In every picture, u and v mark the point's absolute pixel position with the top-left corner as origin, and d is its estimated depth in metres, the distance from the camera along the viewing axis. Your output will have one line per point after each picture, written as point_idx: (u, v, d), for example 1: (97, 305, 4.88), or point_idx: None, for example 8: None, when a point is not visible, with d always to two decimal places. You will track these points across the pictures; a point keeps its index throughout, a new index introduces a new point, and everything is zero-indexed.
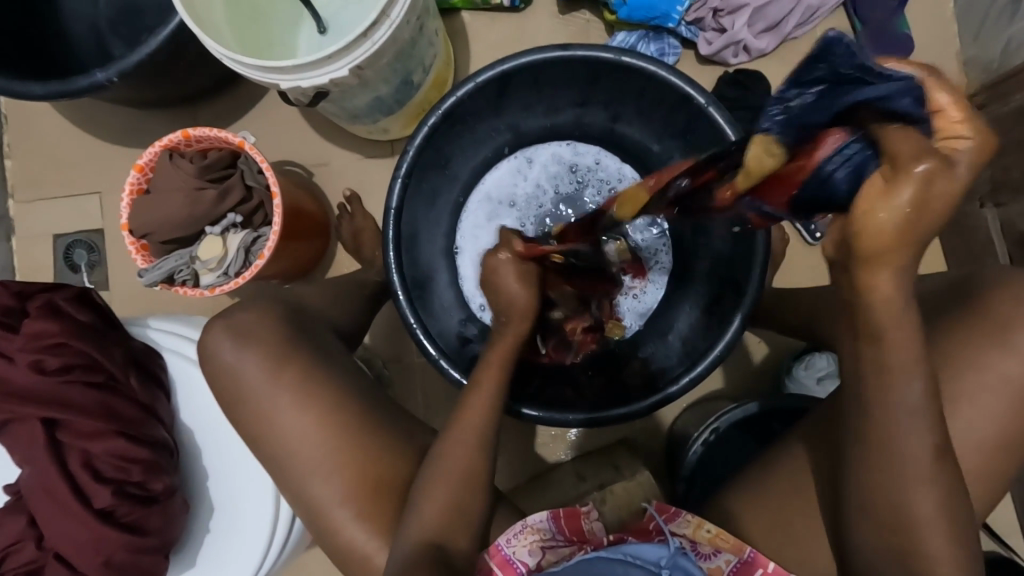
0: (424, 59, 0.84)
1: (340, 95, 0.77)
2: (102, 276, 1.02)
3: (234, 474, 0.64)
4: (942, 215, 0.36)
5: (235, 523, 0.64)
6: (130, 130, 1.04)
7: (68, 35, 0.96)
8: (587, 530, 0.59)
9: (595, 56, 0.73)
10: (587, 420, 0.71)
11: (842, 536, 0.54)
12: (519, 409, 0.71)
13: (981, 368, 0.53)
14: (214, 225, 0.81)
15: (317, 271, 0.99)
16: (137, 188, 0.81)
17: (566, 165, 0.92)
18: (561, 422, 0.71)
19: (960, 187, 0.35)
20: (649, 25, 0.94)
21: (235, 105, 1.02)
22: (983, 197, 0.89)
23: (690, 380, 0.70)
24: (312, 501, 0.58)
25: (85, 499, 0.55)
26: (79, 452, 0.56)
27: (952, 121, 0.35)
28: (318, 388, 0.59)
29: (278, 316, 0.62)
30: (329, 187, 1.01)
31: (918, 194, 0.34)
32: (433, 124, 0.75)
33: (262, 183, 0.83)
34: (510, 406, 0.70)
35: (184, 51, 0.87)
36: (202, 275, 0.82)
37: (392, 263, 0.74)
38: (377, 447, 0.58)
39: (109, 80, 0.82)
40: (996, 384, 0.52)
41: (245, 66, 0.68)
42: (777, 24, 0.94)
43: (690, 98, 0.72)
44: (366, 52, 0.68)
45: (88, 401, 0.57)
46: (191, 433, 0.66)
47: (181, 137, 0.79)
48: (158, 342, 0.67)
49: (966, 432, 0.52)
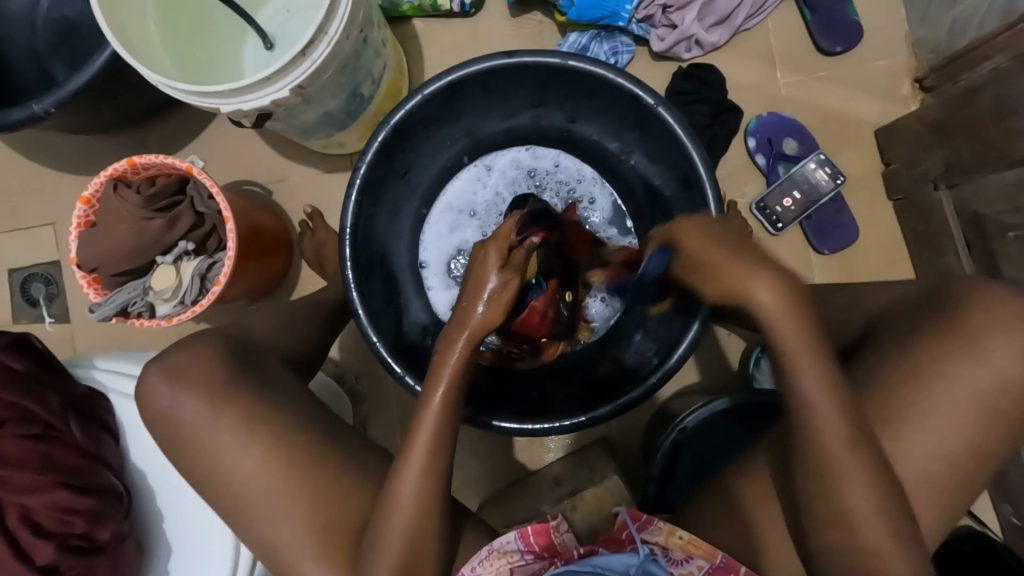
0: (372, 71, 0.82)
1: (286, 113, 0.75)
2: (62, 309, 0.99)
3: (188, 512, 0.65)
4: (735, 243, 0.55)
5: (194, 561, 0.64)
6: (83, 156, 1.01)
7: (8, 63, 0.93)
8: (559, 543, 0.57)
9: (542, 60, 0.72)
10: (584, 424, 0.69)
11: (797, 534, 0.55)
12: (489, 422, 0.69)
13: (942, 360, 0.53)
14: (166, 255, 0.80)
15: (282, 291, 0.98)
16: (84, 221, 0.79)
17: (525, 169, 0.91)
18: (546, 431, 0.69)
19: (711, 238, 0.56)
20: (599, 25, 0.94)
21: (188, 126, 1.00)
22: (937, 179, 0.90)
23: (657, 379, 0.69)
24: (269, 533, 0.57)
25: (25, 556, 0.54)
26: (17, 508, 0.55)
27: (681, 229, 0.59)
28: (265, 422, 0.58)
29: (219, 353, 0.60)
30: (289, 205, 0.99)
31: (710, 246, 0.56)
32: (383, 138, 0.73)
33: (213, 209, 0.82)
34: (477, 417, 0.69)
35: (125, 76, 0.84)
36: (158, 306, 0.80)
37: (349, 282, 0.72)
38: (337, 482, 0.57)
39: (46, 111, 0.79)
40: (953, 375, 0.53)
41: (181, 91, 0.66)
42: (727, 18, 0.95)
43: (640, 99, 0.72)
44: (306, 70, 0.67)
45: (25, 453, 0.56)
46: (140, 473, 0.67)
47: (126, 165, 0.77)
48: (105, 386, 0.70)
49: (928, 425, 0.53)
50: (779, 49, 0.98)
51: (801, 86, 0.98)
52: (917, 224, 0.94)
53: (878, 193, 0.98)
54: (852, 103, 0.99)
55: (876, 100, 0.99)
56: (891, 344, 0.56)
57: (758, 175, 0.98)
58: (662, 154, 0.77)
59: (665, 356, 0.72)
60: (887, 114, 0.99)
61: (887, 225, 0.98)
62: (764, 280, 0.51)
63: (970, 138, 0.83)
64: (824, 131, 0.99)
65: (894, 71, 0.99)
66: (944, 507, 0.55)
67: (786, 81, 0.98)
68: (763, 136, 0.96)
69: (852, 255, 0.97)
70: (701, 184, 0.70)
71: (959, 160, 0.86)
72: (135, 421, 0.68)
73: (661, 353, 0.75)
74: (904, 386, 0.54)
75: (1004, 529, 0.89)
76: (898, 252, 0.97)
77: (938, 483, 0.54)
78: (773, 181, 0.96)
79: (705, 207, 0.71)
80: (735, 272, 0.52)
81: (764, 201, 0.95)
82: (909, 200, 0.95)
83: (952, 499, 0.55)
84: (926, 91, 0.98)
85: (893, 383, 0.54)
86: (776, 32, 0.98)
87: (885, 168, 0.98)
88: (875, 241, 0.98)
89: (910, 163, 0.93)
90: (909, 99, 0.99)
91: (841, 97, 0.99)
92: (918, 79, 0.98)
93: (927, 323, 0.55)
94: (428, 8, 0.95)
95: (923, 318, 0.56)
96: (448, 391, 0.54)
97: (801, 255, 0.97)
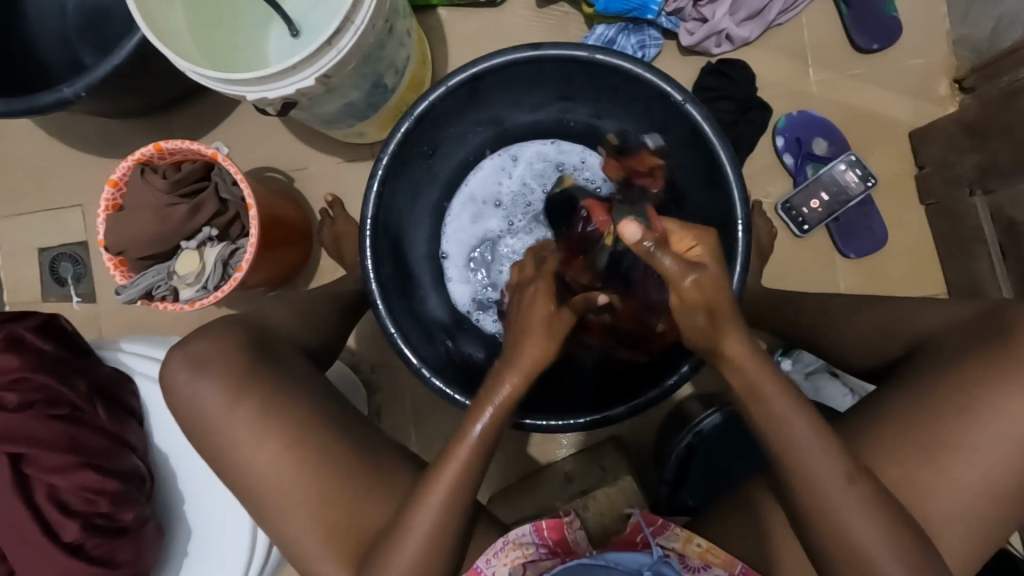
0: (396, 61, 0.82)
1: (310, 102, 0.75)
2: (89, 289, 1.01)
3: (208, 496, 0.67)
4: (716, 289, 0.47)
5: (212, 542, 0.66)
6: (112, 141, 1.03)
7: (41, 47, 0.95)
8: (571, 540, 0.59)
9: (569, 54, 0.71)
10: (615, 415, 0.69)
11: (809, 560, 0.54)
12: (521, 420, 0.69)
13: (974, 387, 0.54)
14: (190, 240, 0.81)
15: (301, 279, 0.99)
16: (111, 203, 0.81)
17: (551, 163, 0.90)
18: (560, 427, 0.69)
19: (715, 278, 0.46)
20: (627, 17, 0.92)
21: (214, 112, 1.01)
22: (972, 184, 0.87)
23: (675, 381, 0.68)
24: (286, 519, 0.58)
25: (52, 533, 0.56)
26: (46, 486, 0.56)
27: (686, 242, 0.47)
28: (283, 411, 0.59)
29: (242, 341, 0.61)
30: (310, 193, 1.00)
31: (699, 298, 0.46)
32: (405, 130, 0.73)
33: (236, 196, 0.83)
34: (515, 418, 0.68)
35: (152, 62, 0.85)
36: (181, 289, 0.81)
37: (368, 271, 0.72)
38: (350, 475, 0.58)
39: (76, 95, 0.80)
40: (989, 399, 0.53)
41: (207, 78, 0.67)
42: (759, 12, 0.92)
43: (667, 95, 0.70)
44: (331, 60, 0.67)
45: (51, 433, 0.58)
46: (163, 457, 0.69)
47: (153, 150, 0.78)
48: (129, 366, 0.72)
49: (953, 444, 0.53)
50: (811, 45, 0.95)
51: (832, 84, 0.96)
52: (948, 230, 0.92)
53: (909, 197, 0.96)
54: (885, 103, 0.96)
55: (911, 100, 0.96)
56: (941, 376, 0.56)
57: (785, 175, 0.95)
58: (686, 153, 0.76)
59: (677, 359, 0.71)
60: (922, 115, 0.96)
61: (918, 230, 0.95)
62: (700, 291, 0.46)
63: (1009, 142, 0.81)
64: (855, 131, 0.96)
65: (932, 70, 0.95)
66: (968, 525, 0.53)
67: (817, 78, 0.96)
68: (792, 135, 0.94)
69: (879, 260, 0.95)
70: (728, 184, 0.69)
71: (996, 164, 0.83)
72: (157, 406, 0.70)
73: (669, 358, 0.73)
74: (943, 406, 0.54)
75: None
76: (927, 258, 0.95)
77: (959, 494, 0.53)
78: (800, 182, 0.94)
79: (731, 209, 0.69)
80: (684, 304, 0.47)
81: (789, 201, 0.93)
82: (941, 205, 0.92)
83: (976, 517, 0.53)
84: (964, 92, 0.95)
85: (932, 407, 0.55)
86: (809, 27, 0.95)
87: (917, 171, 0.95)
88: (905, 246, 0.95)
89: (943, 167, 0.90)
90: (946, 99, 0.96)
91: (874, 96, 0.96)
92: (957, 79, 0.95)
93: (981, 359, 0.55)
94: None
95: (979, 350, 0.55)
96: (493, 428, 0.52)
97: (826, 258, 0.94)
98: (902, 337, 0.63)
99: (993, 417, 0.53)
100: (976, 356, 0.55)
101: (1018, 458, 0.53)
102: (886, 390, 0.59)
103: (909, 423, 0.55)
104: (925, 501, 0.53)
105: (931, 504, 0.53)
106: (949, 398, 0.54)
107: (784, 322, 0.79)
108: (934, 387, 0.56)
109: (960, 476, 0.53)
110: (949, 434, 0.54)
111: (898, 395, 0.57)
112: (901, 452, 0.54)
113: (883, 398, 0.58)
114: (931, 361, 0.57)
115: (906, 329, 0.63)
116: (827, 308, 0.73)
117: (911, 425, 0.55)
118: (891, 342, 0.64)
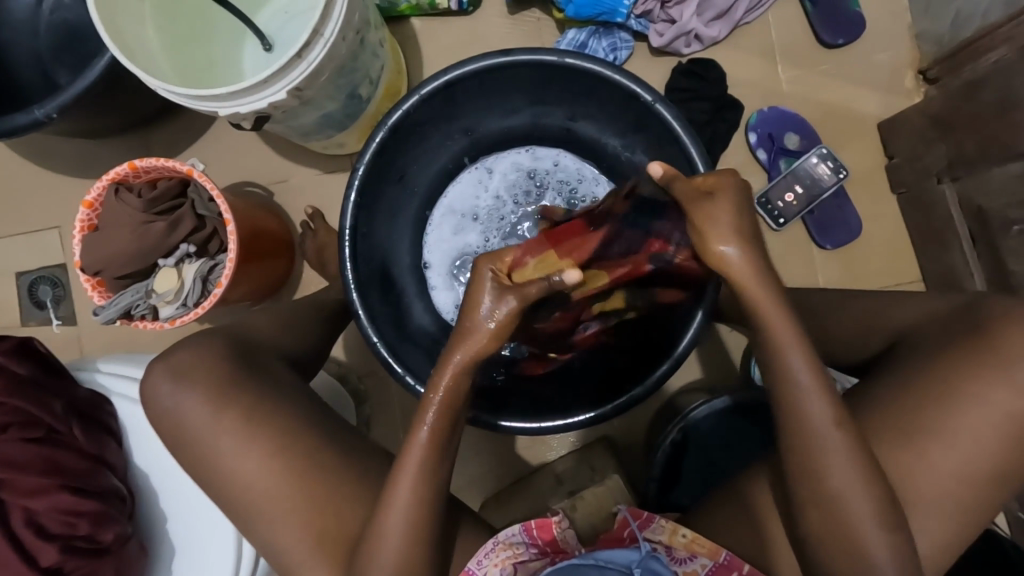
0: (370, 72, 0.82)
1: (284, 116, 0.76)
2: (69, 311, 1.00)
3: (193, 513, 0.67)
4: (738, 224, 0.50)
5: (197, 561, 0.66)
6: (87, 161, 1.02)
7: (11, 69, 0.94)
8: (561, 539, 0.59)
9: (539, 59, 0.71)
10: (591, 421, 0.70)
11: (797, 537, 0.56)
12: (495, 422, 0.70)
13: (947, 372, 0.55)
14: (167, 257, 0.81)
15: (284, 292, 0.98)
16: (87, 224, 0.80)
17: (525, 172, 0.90)
18: (551, 429, 0.70)
19: (728, 210, 0.51)
20: (598, 21, 0.93)
21: (190, 129, 1.01)
22: (940, 173, 0.89)
23: (666, 368, 0.69)
24: (273, 531, 0.57)
25: (30, 558, 0.55)
26: (22, 511, 0.56)
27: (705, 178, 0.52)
28: (266, 423, 0.58)
29: (222, 353, 0.61)
30: (291, 206, 1.00)
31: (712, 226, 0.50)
32: (381, 139, 0.73)
33: (214, 211, 0.82)
34: (488, 421, 0.69)
35: (124, 81, 0.85)
36: (160, 308, 0.80)
37: (349, 282, 0.72)
38: (335, 486, 0.58)
39: (48, 116, 0.80)
40: (965, 380, 0.54)
41: (179, 95, 0.67)
42: (726, 12, 0.94)
43: (638, 96, 0.71)
44: (303, 72, 0.67)
45: (28, 456, 0.57)
46: (145, 476, 0.68)
47: (127, 169, 0.78)
48: (105, 387, 0.71)
49: (929, 428, 0.55)
50: (779, 43, 0.97)
51: (802, 80, 0.97)
52: (920, 218, 0.94)
53: (881, 187, 0.97)
54: (854, 96, 0.98)
55: (878, 93, 0.98)
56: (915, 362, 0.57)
57: (760, 170, 0.97)
58: (659, 151, 0.77)
59: (664, 355, 0.71)
60: (890, 107, 0.98)
61: (891, 219, 0.97)
62: (722, 210, 0.50)
63: (973, 131, 0.83)
64: (826, 125, 0.98)
65: (897, 63, 0.97)
66: (946, 506, 0.54)
67: (786, 75, 0.97)
68: (765, 130, 0.95)
69: (855, 249, 0.96)
70: None
71: (962, 154, 0.84)
72: (139, 424, 0.69)
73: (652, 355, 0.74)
74: (924, 399, 0.55)
75: (1010, 525, 0.88)
76: (901, 247, 0.97)
77: (938, 479, 0.54)
78: (774, 176, 0.95)
79: None
80: (709, 222, 0.50)
81: (766, 196, 0.94)
82: (912, 194, 0.94)
83: (953, 498, 0.54)
84: (929, 83, 0.97)
85: (908, 392, 0.56)
86: (777, 25, 0.97)
87: (887, 161, 0.97)
88: (880, 236, 0.97)
89: (912, 157, 0.92)
90: (911, 91, 0.98)
91: (843, 90, 0.98)
92: (921, 71, 0.97)
93: (952, 343, 0.56)
94: (426, 6, 0.95)
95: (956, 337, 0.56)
96: (445, 411, 0.52)
97: (803, 250, 0.96)
98: (882, 332, 0.64)
99: (966, 400, 0.54)
100: (959, 349, 0.56)
101: (993, 441, 0.54)
102: (869, 381, 0.60)
103: (896, 417, 0.56)
104: (904, 485, 0.54)
105: (909, 487, 0.54)
106: (924, 384, 0.56)
107: None
108: (908, 371, 0.57)
109: (938, 462, 0.54)
110: (926, 418, 0.55)
111: (881, 385, 0.58)
112: (879, 438, 0.55)
113: (868, 391, 0.59)
114: (912, 353, 0.58)
115: (886, 323, 0.64)
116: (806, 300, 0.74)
117: (896, 419, 0.56)
118: (872, 334, 0.65)
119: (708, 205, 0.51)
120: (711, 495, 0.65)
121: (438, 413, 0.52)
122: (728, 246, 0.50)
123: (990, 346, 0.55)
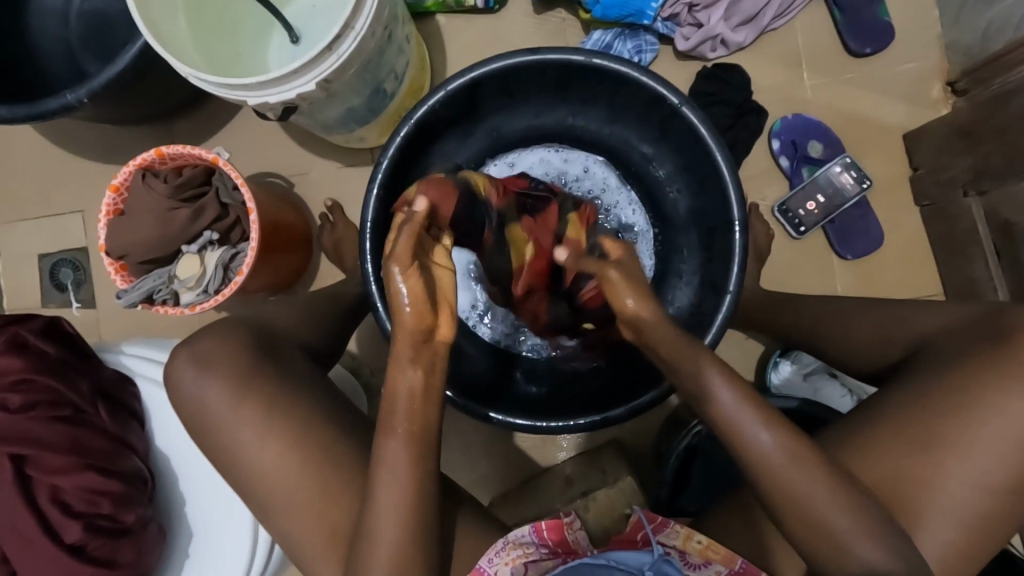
0: (395, 67, 0.83)
1: (310, 108, 0.76)
2: (90, 295, 1.01)
3: (211, 498, 0.67)
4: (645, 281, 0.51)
5: (213, 545, 0.67)
6: (113, 147, 1.03)
7: (42, 55, 0.95)
8: (572, 540, 0.59)
9: (566, 58, 0.71)
10: (602, 424, 0.69)
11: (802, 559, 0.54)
12: (486, 414, 0.70)
13: (977, 389, 0.54)
14: (191, 244, 0.81)
15: (301, 283, 0.99)
16: (113, 209, 0.81)
17: (553, 171, 0.87)
18: (561, 429, 0.69)
19: (634, 271, 0.51)
20: (624, 23, 0.93)
21: (214, 119, 1.02)
22: (965, 186, 0.88)
23: (654, 395, 0.69)
24: (290, 518, 0.58)
25: (54, 535, 0.56)
26: (48, 488, 0.57)
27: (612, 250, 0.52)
28: (287, 411, 0.59)
29: (242, 341, 0.62)
30: (310, 198, 1.00)
31: (627, 295, 0.50)
32: (406, 134, 0.74)
33: (237, 200, 0.83)
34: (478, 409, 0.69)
35: (154, 70, 0.86)
36: (182, 294, 0.81)
37: (369, 274, 0.73)
38: (349, 479, 0.58)
39: (79, 101, 0.81)
40: (993, 393, 0.54)
41: (210, 83, 0.67)
42: (753, 18, 0.93)
43: (663, 99, 0.71)
44: (331, 65, 0.67)
45: (53, 436, 0.58)
46: (165, 459, 0.69)
47: (154, 155, 0.79)
48: (131, 368, 0.72)
49: (954, 446, 0.54)
50: (806, 50, 0.97)
51: (826, 88, 0.97)
52: (943, 231, 0.93)
53: (905, 199, 0.97)
54: (879, 106, 0.97)
55: (904, 103, 0.97)
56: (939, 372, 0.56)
57: (781, 178, 0.96)
58: (684, 153, 0.76)
59: (645, 387, 0.71)
60: (916, 117, 0.97)
61: (913, 232, 0.96)
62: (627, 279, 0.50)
63: (1002, 143, 0.82)
64: (849, 134, 0.97)
65: (925, 74, 0.97)
66: (966, 523, 0.54)
67: (811, 82, 0.97)
68: (788, 137, 0.95)
69: (876, 261, 0.95)
70: (725, 186, 0.69)
71: (989, 166, 0.84)
72: (162, 408, 0.70)
73: (643, 378, 0.74)
74: (942, 408, 0.55)
75: None
76: (922, 261, 0.96)
77: (956, 490, 0.53)
78: (796, 184, 0.95)
79: (727, 208, 0.70)
80: (614, 287, 0.50)
81: (786, 204, 0.94)
82: (936, 207, 0.93)
83: (974, 515, 0.54)
84: (957, 95, 0.96)
85: (931, 409, 0.55)
86: (804, 32, 0.97)
87: (911, 173, 0.96)
88: (901, 248, 0.96)
89: (937, 168, 0.91)
90: (938, 102, 0.97)
91: (868, 99, 0.97)
92: (949, 83, 0.96)
93: (974, 355, 0.56)
94: (451, 4, 0.96)
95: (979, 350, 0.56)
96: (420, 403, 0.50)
97: (822, 260, 0.95)
98: (901, 340, 0.63)
99: (990, 417, 0.53)
100: (970, 355, 0.56)
101: (1015, 456, 0.53)
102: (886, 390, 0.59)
103: (905, 422, 0.56)
104: (923, 502, 0.54)
105: (928, 502, 0.54)
106: (949, 402, 0.54)
107: (780, 322, 0.78)
108: (927, 381, 0.56)
109: (958, 471, 0.53)
110: (947, 433, 0.54)
111: (898, 395, 0.57)
112: (897, 454, 0.55)
113: (888, 400, 0.58)
114: (933, 363, 0.57)
115: (907, 331, 0.63)
116: (825, 310, 0.73)
117: (907, 425, 0.55)
118: (889, 342, 0.64)
119: (620, 282, 0.50)
120: (724, 500, 0.65)
121: (412, 408, 0.50)
122: (635, 302, 0.50)
123: (1006, 355, 0.54)
